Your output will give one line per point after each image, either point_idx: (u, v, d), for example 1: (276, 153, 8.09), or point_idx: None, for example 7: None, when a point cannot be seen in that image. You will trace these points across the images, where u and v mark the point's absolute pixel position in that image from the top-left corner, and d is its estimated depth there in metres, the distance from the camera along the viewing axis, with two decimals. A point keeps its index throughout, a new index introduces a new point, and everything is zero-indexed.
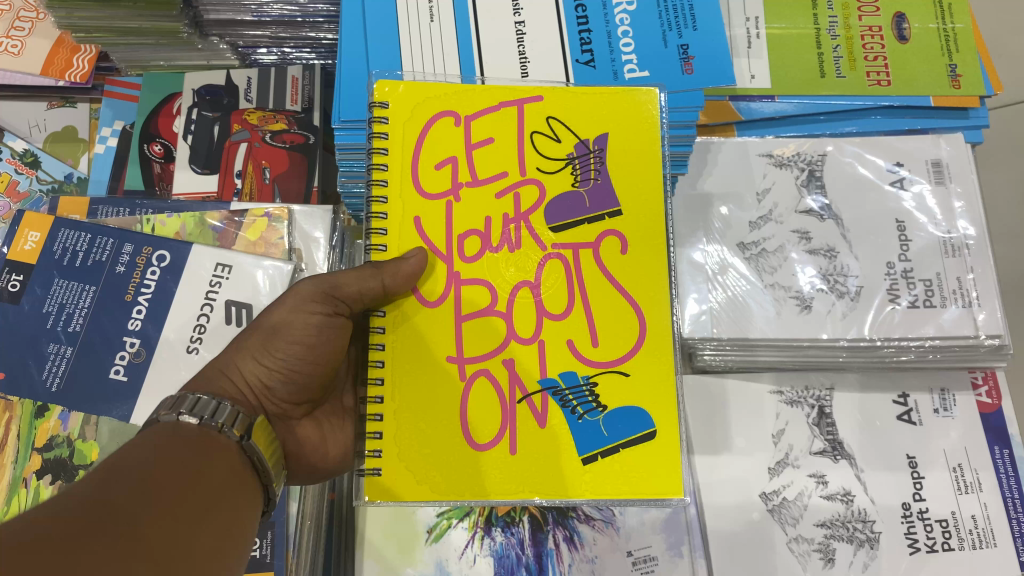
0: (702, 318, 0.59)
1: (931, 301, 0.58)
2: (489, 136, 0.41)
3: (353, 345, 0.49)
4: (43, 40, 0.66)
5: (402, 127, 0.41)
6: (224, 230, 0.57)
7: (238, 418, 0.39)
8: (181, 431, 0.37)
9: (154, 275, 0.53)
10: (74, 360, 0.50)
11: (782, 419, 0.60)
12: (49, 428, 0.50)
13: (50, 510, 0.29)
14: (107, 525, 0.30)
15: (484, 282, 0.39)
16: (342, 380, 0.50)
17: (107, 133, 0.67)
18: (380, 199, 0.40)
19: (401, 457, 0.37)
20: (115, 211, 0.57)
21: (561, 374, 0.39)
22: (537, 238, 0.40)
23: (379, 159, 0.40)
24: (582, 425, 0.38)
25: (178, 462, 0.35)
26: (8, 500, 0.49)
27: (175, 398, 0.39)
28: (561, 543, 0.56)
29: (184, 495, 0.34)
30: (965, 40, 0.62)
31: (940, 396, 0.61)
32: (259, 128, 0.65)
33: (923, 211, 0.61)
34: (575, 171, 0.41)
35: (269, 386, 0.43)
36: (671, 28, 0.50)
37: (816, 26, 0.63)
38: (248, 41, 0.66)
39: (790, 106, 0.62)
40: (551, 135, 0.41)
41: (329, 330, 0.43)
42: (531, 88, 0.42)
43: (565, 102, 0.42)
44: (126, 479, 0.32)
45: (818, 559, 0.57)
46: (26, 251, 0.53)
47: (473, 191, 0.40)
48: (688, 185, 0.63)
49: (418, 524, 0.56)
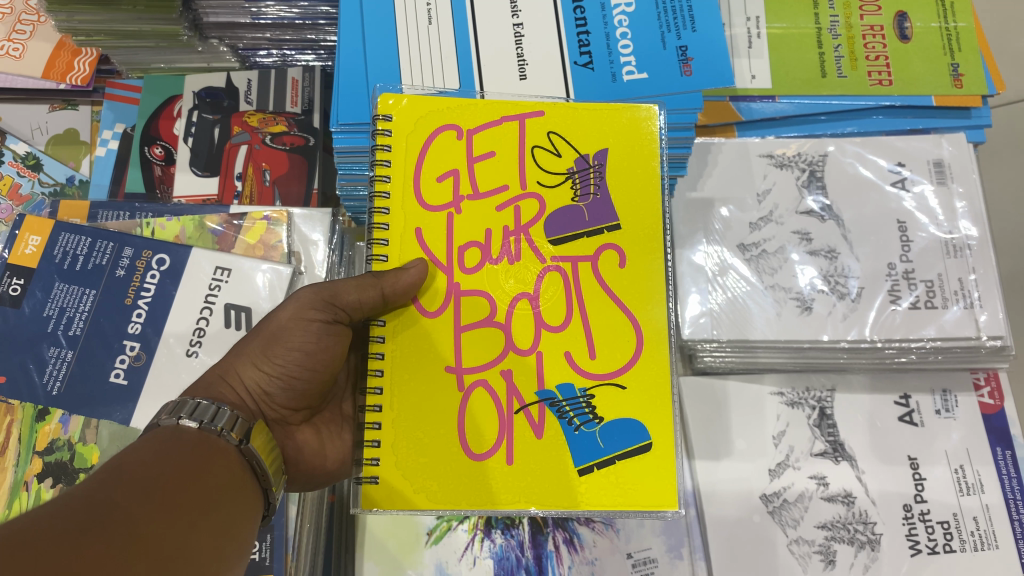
0: (701, 321, 0.59)
1: (933, 301, 0.58)
2: (490, 150, 0.41)
3: (352, 353, 0.50)
4: (44, 43, 0.66)
5: (405, 139, 0.41)
6: (223, 234, 0.57)
7: (237, 422, 0.39)
8: (181, 435, 0.37)
9: (154, 279, 0.53)
10: (74, 364, 0.51)
11: (783, 421, 0.60)
12: (50, 432, 0.50)
13: (49, 512, 0.29)
14: (104, 526, 0.30)
15: (483, 293, 0.40)
16: (341, 389, 0.50)
17: (108, 136, 0.67)
18: (382, 210, 0.40)
19: (398, 465, 0.37)
20: (115, 215, 0.57)
21: (558, 386, 0.39)
22: (537, 251, 0.40)
23: (382, 171, 0.40)
24: (578, 436, 0.38)
25: (177, 465, 0.35)
26: (9, 504, 0.49)
27: (175, 403, 0.39)
28: (561, 545, 0.56)
29: (183, 498, 0.34)
30: (967, 39, 0.62)
31: (942, 397, 0.61)
32: (259, 130, 0.65)
33: (924, 211, 0.61)
34: (575, 185, 0.41)
35: (268, 392, 0.44)
36: (670, 29, 0.50)
37: (817, 25, 0.63)
38: (248, 43, 0.66)
39: (789, 106, 0.62)
40: (551, 150, 0.41)
41: (328, 337, 0.43)
42: (533, 103, 0.42)
43: (567, 117, 0.42)
44: (125, 482, 0.32)
45: (818, 561, 0.57)
46: (26, 255, 0.53)
47: (473, 203, 0.40)
48: (686, 187, 0.63)
49: (419, 526, 0.56)
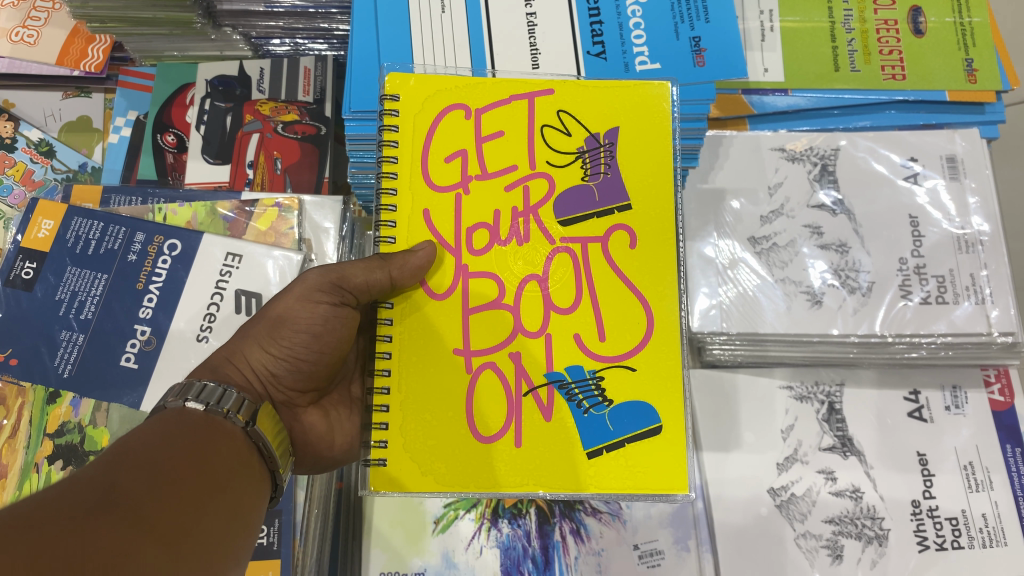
0: (712, 313, 0.59)
1: (944, 297, 0.58)
2: (499, 130, 0.41)
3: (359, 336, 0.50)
4: (59, 30, 0.66)
5: (412, 119, 0.41)
6: (235, 219, 0.57)
7: (243, 404, 0.39)
8: (187, 416, 0.37)
9: (165, 264, 0.53)
10: (85, 347, 0.51)
11: (791, 415, 0.60)
12: (61, 414, 0.50)
13: (56, 493, 0.29)
14: (110, 506, 0.30)
15: (492, 275, 0.39)
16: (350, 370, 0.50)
17: (122, 124, 0.68)
18: (390, 191, 0.40)
19: (406, 449, 0.37)
20: (128, 200, 0.58)
21: (567, 368, 0.39)
22: (546, 232, 0.40)
23: (389, 151, 0.40)
24: (587, 418, 0.38)
25: (186, 447, 0.35)
26: (19, 486, 0.49)
27: (183, 385, 0.39)
28: (567, 536, 0.56)
29: (193, 481, 0.34)
30: (982, 34, 0.62)
31: (952, 393, 0.60)
32: (272, 119, 0.65)
33: (936, 207, 0.60)
34: (585, 165, 0.41)
35: (275, 374, 0.44)
36: (683, 20, 0.50)
37: (831, 19, 0.63)
38: (260, 32, 0.66)
39: (804, 100, 0.62)
40: (561, 129, 0.41)
41: (335, 320, 0.44)
42: (542, 81, 0.42)
43: (576, 96, 0.42)
44: (134, 463, 0.32)
45: (826, 556, 0.56)
46: (40, 239, 0.53)
47: (482, 183, 0.40)
48: (698, 179, 0.62)
49: (425, 514, 0.56)
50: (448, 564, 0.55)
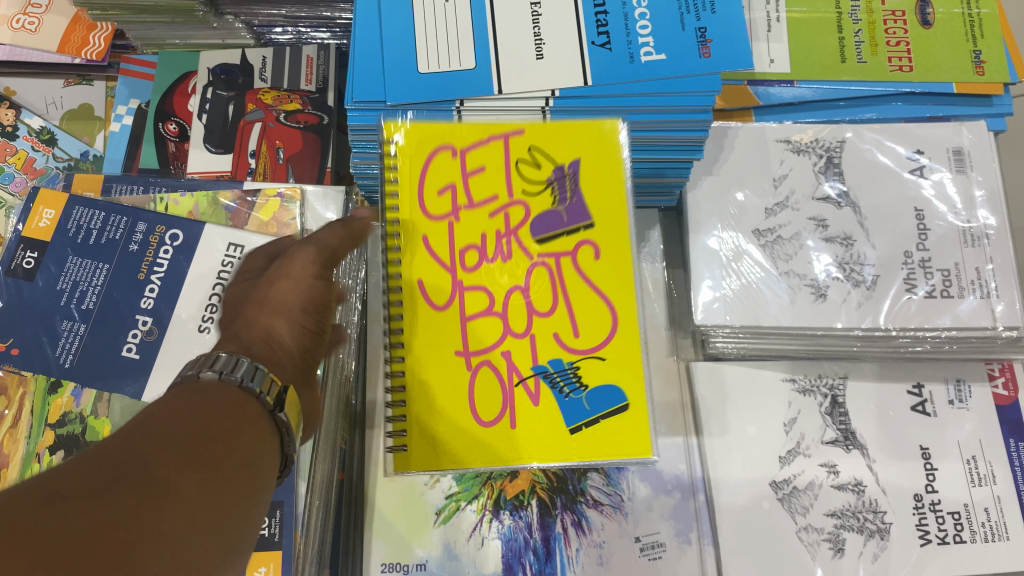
0: (716, 306, 0.58)
1: (949, 291, 0.58)
2: (481, 165, 0.44)
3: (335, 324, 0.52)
4: (60, 17, 0.66)
5: (408, 160, 0.44)
6: (237, 210, 0.57)
7: (271, 384, 0.36)
8: (217, 392, 0.34)
9: (167, 254, 0.53)
10: (87, 337, 0.51)
11: (794, 408, 0.59)
12: (62, 405, 0.50)
13: (63, 475, 0.26)
14: (128, 491, 0.26)
15: (483, 288, 0.43)
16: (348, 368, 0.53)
17: (123, 111, 0.68)
18: (392, 221, 0.43)
19: (423, 433, 0.40)
20: (130, 189, 0.58)
21: (549, 361, 0.42)
22: (525, 250, 0.43)
23: (391, 190, 0.43)
24: (568, 402, 0.41)
25: (214, 423, 0.32)
26: (20, 475, 0.49)
27: (201, 355, 0.35)
28: (569, 527, 0.56)
29: (211, 438, 0.31)
30: (990, 26, 0.61)
31: (956, 387, 0.60)
32: (273, 108, 0.65)
33: (942, 200, 0.60)
34: (554, 192, 0.44)
35: (304, 344, 0.42)
36: (689, 10, 0.49)
37: (838, 10, 0.62)
38: (263, 20, 0.66)
39: (809, 92, 0.62)
40: (531, 162, 0.44)
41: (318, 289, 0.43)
42: (513, 123, 0.45)
43: (543, 132, 0.45)
44: (160, 438, 0.29)
45: (828, 549, 0.56)
46: (41, 228, 0.53)
47: (470, 212, 0.43)
48: (703, 171, 0.62)
49: (428, 505, 0.56)
50: (450, 555, 0.55)
